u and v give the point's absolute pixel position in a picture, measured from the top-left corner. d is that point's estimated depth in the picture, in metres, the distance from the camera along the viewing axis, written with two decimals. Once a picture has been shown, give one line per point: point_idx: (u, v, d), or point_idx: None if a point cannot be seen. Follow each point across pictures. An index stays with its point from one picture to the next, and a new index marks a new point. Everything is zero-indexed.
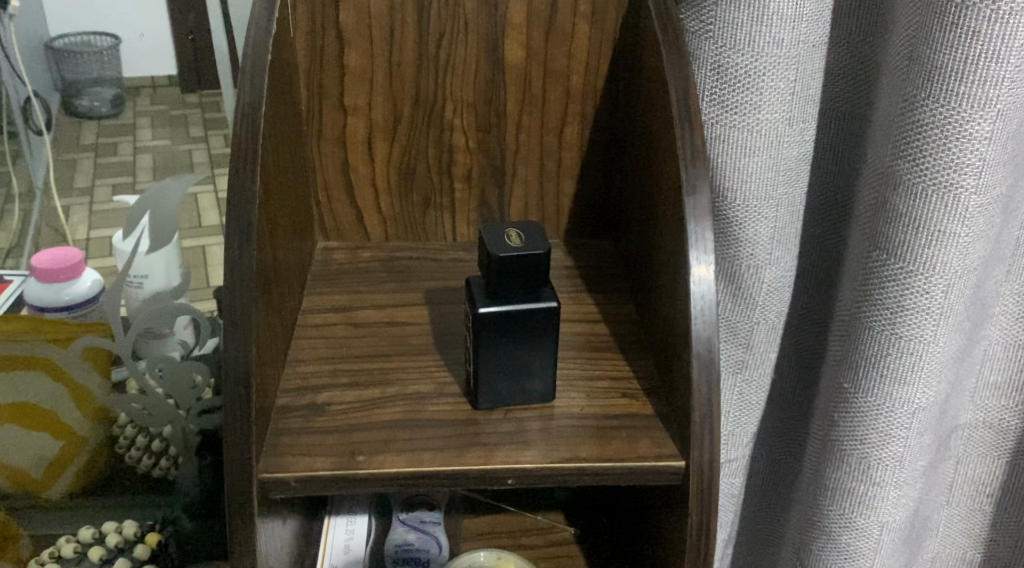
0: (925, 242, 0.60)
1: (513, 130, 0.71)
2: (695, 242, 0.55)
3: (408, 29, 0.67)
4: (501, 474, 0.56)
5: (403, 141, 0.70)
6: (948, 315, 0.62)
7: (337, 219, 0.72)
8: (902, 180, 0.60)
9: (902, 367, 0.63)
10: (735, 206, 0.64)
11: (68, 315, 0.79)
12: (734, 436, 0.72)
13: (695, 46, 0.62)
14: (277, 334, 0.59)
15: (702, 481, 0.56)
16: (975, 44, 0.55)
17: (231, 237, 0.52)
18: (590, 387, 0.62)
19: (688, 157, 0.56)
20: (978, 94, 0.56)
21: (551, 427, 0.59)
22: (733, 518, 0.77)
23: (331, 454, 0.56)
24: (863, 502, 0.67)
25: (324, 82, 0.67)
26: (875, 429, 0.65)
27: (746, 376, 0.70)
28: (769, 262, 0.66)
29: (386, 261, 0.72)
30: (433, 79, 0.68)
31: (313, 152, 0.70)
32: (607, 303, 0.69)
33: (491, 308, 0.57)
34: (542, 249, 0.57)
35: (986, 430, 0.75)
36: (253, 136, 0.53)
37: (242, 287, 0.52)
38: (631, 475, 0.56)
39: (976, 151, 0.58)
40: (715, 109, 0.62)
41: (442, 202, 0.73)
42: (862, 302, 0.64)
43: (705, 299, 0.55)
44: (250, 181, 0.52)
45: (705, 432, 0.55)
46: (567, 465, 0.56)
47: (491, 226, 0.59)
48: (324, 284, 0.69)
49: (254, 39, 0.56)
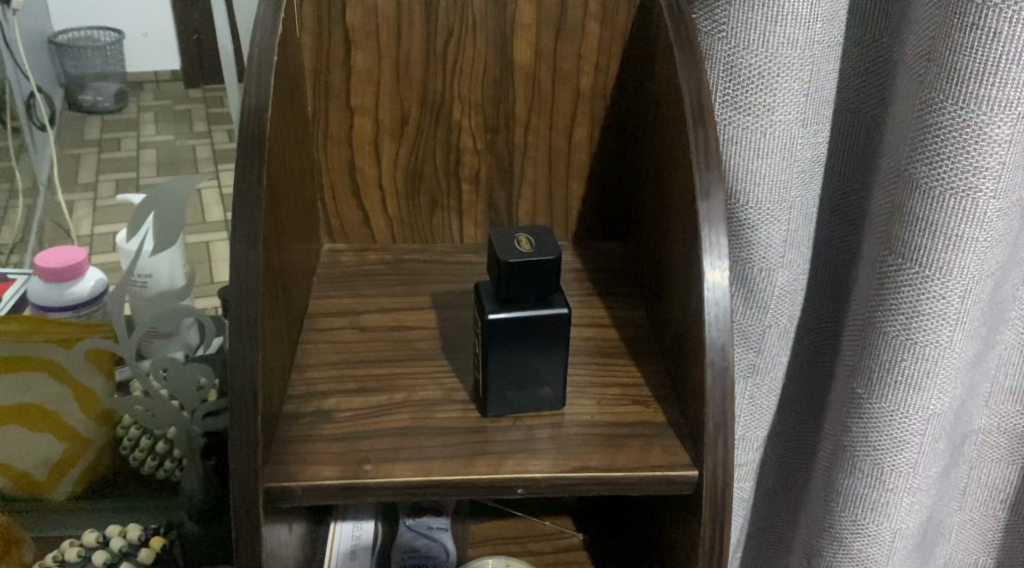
0: (943, 247, 0.59)
1: (522, 131, 0.70)
2: (709, 248, 0.54)
3: (415, 28, 0.65)
4: (511, 484, 0.55)
5: (410, 142, 0.69)
6: (965, 320, 0.61)
7: (342, 220, 0.71)
8: (919, 183, 0.59)
9: (917, 372, 0.62)
10: (748, 209, 0.63)
11: (71, 315, 0.78)
12: (746, 439, 0.71)
13: (708, 46, 0.61)
14: (282, 340, 0.58)
15: (715, 490, 0.55)
16: (996, 45, 0.54)
17: (237, 242, 0.51)
18: (600, 393, 0.61)
19: (702, 161, 0.55)
20: (998, 96, 0.55)
21: (561, 435, 0.58)
22: (742, 522, 0.76)
23: (338, 462, 0.55)
24: (876, 508, 0.66)
25: (331, 81, 0.66)
26: (888, 435, 0.64)
27: (757, 380, 0.69)
28: (782, 266, 0.65)
29: (393, 263, 0.71)
30: (441, 79, 0.67)
31: (319, 153, 0.69)
32: (617, 307, 0.68)
33: (501, 315, 0.56)
34: (553, 255, 0.56)
35: (1001, 435, 0.74)
36: (258, 140, 0.52)
37: (248, 293, 0.51)
38: (643, 485, 0.56)
39: (995, 154, 0.57)
40: (728, 110, 0.61)
41: (449, 204, 0.72)
42: (876, 306, 0.63)
43: (718, 306, 0.54)
44: (256, 186, 0.51)
45: (719, 441, 0.54)
46: (578, 474, 0.55)
47: (501, 230, 0.58)
48: (331, 287, 0.68)
49: (259, 40, 0.55)
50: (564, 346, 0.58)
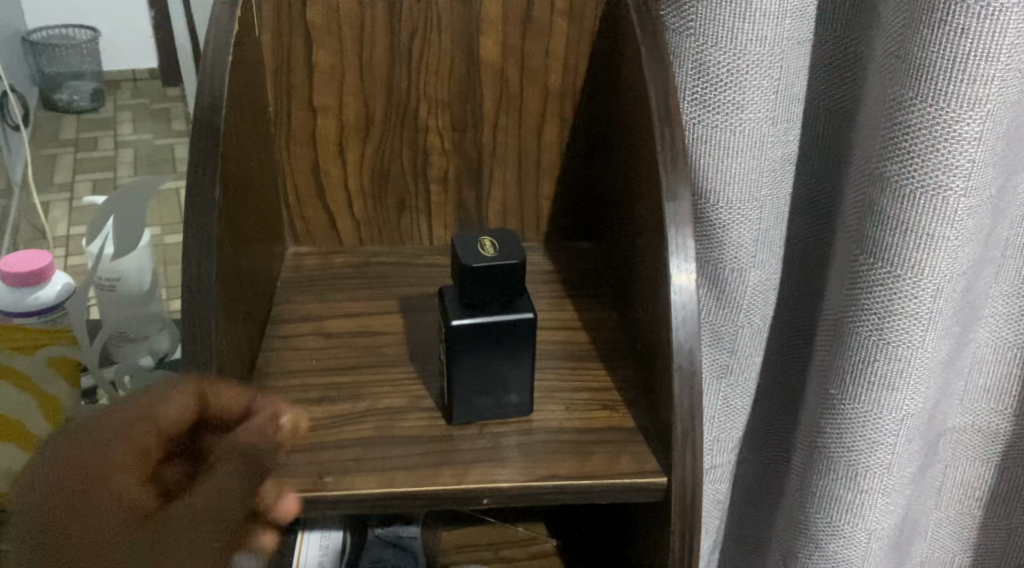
0: (914, 246, 0.58)
1: (490, 130, 0.68)
2: (675, 250, 0.54)
3: (378, 26, 0.64)
4: (476, 494, 0.54)
5: (376, 142, 0.68)
6: (937, 320, 0.60)
7: (308, 223, 0.70)
8: (890, 182, 0.58)
9: (890, 373, 0.61)
10: (718, 208, 0.62)
11: (37, 320, 0.76)
12: (720, 441, 0.70)
13: (676, 43, 0.60)
14: (241, 347, 0.57)
15: (685, 496, 0.54)
16: (964, 42, 0.53)
17: (189, 249, 0.50)
18: (570, 398, 0.60)
19: (668, 161, 0.54)
20: (967, 93, 0.54)
21: (530, 442, 0.57)
22: (718, 523, 0.75)
23: (298, 476, 0.54)
24: (850, 509, 0.66)
25: (292, 81, 0.65)
26: (862, 436, 0.64)
27: (730, 381, 0.69)
28: (753, 265, 0.64)
29: (360, 266, 0.70)
30: (405, 78, 0.66)
31: (283, 154, 0.67)
32: (587, 310, 0.67)
33: (464, 320, 0.55)
34: (518, 258, 0.55)
35: (975, 433, 0.73)
36: (211, 143, 0.51)
37: (201, 301, 0.50)
38: (611, 493, 0.55)
39: (965, 152, 0.56)
40: (696, 108, 0.60)
41: (417, 205, 0.71)
42: (849, 307, 0.62)
43: (686, 308, 0.53)
44: (210, 192, 0.50)
45: (688, 447, 0.53)
46: (545, 483, 0.54)
47: (464, 233, 0.57)
48: (295, 292, 0.67)
49: (214, 40, 0.54)
50: (531, 350, 0.57)
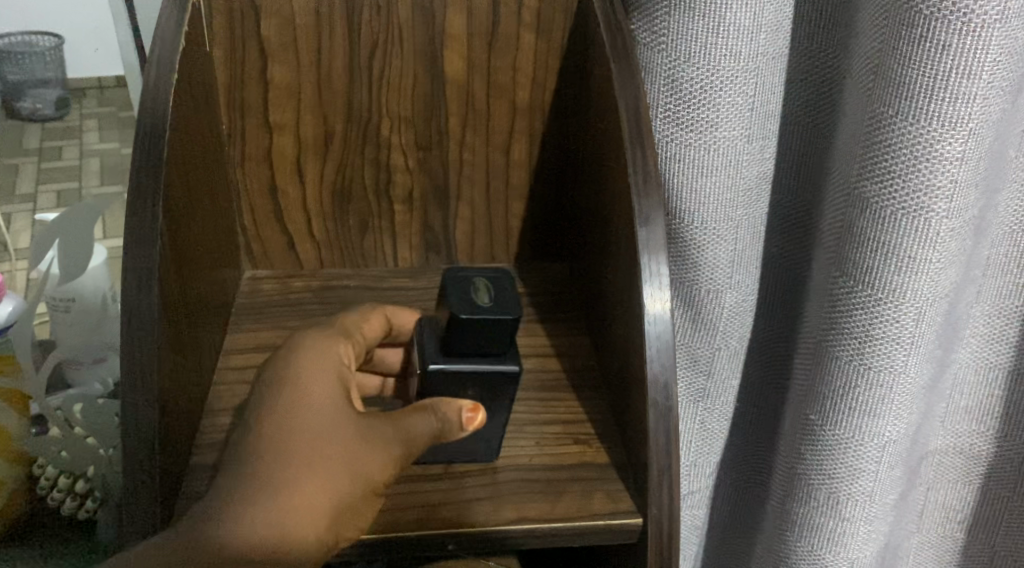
0: (896, 269, 0.56)
1: (456, 148, 0.66)
2: (649, 277, 0.51)
3: (336, 42, 0.61)
4: (440, 538, 0.51)
5: (335, 162, 0.65)
6: (920, 345, 0.58)
7: (265, 245, 0.67)
8: (870, 202, 0.56)
9: (871, 399, 0.59)
10: (693, 228, 0.60)
11: None
12: (697, 467, 0.68)
13: (647, 58, 0.57)
14: (189, 384, 0.54)
15: (663, 539, 0.51)
16: (945, 59, 0.51)
17: (129, 281, 0.47)
18: (541, 433, 0.57)
19: (640, 184, 0.52)
20: (948, 112, 0.52)
21: (498, 482, 0.54)
22: (696, 550, 0.73)
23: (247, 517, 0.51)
24: (832, 538, 0.63)
25: (246, 97, 0.62)
26: (843, 463, 0.61)
27: (708, 405, 0.66)
28: (730, 287, 0.62)
29: (320, 290, 0.67)
30: (366, 94, 0.63)
31: (237, 174, 0.64)
32: (559, 335, 0.64)
33: (441, 368, 0.52)
34: (512, 313, 0.50)
35: (958, 455, 0.71)
36: (153, 168, 0.48)
37: (141, 335, 0.47)
38: (584, 537, 0.52)
39: (947, 173, 0.54)
40: (669, 125, 0.57)
41: (381, 225, 0.68)
42: (828, 330, 0.60)
43: (661, 339, 0.51)
44: (152, 220, 0.47)
45: (664, 487, 0.51)
46: (513, 526, 0.52)
47: (458, 272, 0.52)
48: (251, 319, 0.64)
49: (158, 58, 0.51)
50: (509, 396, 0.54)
